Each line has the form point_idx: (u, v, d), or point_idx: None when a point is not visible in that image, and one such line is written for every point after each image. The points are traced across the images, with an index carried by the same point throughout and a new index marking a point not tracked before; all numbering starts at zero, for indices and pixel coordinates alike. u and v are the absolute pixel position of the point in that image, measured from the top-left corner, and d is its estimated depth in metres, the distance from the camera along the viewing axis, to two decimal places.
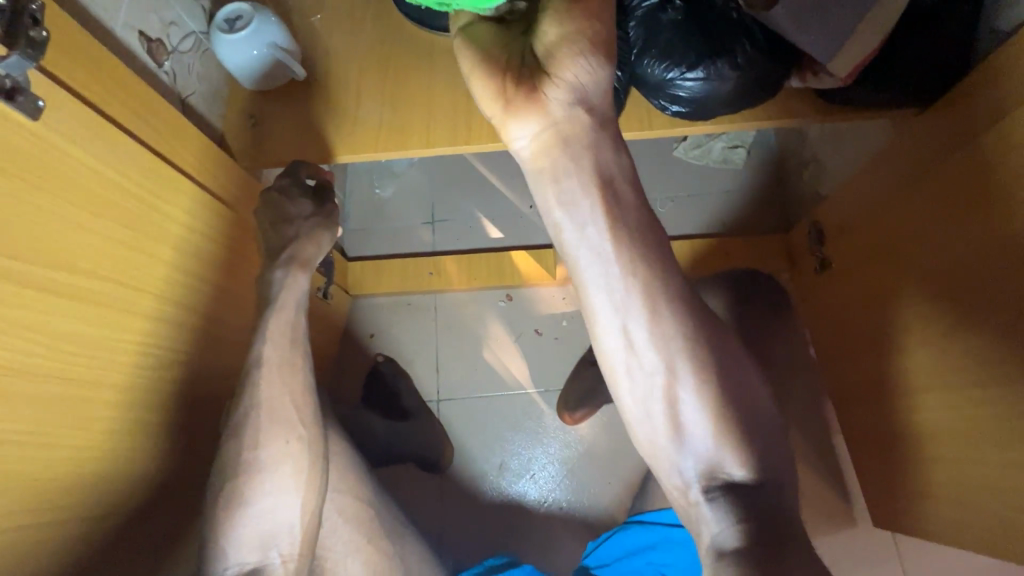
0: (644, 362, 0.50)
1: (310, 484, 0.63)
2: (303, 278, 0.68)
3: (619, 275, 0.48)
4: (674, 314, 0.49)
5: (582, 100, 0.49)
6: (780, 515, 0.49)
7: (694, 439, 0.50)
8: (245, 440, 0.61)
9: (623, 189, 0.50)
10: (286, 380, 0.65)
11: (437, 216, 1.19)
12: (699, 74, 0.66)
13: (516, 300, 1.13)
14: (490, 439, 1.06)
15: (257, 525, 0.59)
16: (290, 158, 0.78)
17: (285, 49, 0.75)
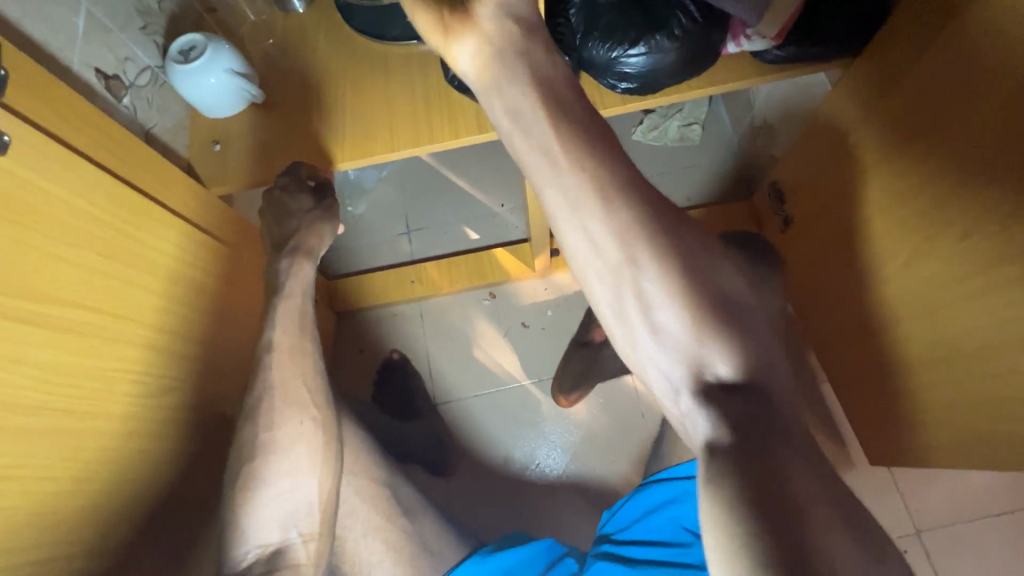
0: (608, 256, 0.45)
1: (325, 464, 0.65)
2: (308, 267, 0.71)
3: (569, 166, 0.44)
4: (632, 204, 0.44)
5: (511, 13, 0.49)
6: (773, 409, 0.43)
7: (668, 327, 0.44)
8: (262, 421, 0.63)
9: (564, 96, 0.47)
10: (298, 363, 0.67)
11: (412, 225, 1.21)
12: (642, 50, 0.70)
13: (499, 297, 1.15)
14: (495, 426, 1.08)
15: (276, 505, 0.61)
16: (257, 179, 0.79)
17: (241, 75, 0.77)
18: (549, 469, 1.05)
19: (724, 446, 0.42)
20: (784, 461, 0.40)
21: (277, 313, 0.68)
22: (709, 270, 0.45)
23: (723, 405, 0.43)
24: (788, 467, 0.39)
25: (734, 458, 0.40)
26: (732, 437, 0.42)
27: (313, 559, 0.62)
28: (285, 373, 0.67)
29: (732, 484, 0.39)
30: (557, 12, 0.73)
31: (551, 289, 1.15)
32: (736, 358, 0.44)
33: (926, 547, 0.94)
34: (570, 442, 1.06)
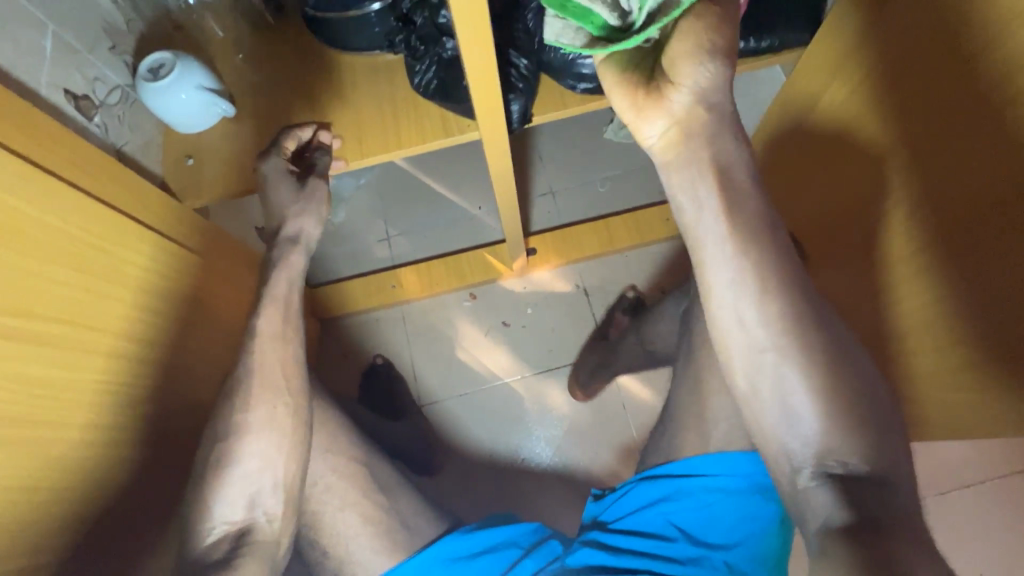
0: (755, 338, 0.47)
1: (298, 447, 0.64)
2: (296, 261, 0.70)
3: (732, 252, 0.47)
4: (791, 296, 0.46)
5: (701, 99, 0.49)
6: (900, 505, 0.44)
7: (802, 416, 0.46)
8: (239, 400, 0.61)
9: (739, 185, 0.48)
10: (279, 350, 0.65)
11: (391, 231, 1.23)
12: None
13: (480, 297, 1.17)
14: (482, 421, 1.10)
15: (241, 484, 0.60)
16: (230, 191, 0.81)
17: (211, 90, 0.79)
18: (534, 460, 1.07)
19: (848, 528, 0.44)
20: (904, 553, 0.41)
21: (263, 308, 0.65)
22: (855, 380, 0.46)
23: (848, 492, 0.45)
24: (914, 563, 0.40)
25: (858, 542, 0.43)
26: (852, 519, 0.44)
27: (275, 538, 0.61)
28: (268, 358, 0.64)
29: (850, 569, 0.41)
30: (516, 18, 0.75)
31: (531, 287, 1.17)
32: (861, 455, 0.45)
33: None
34: (556, 434, 1.08)
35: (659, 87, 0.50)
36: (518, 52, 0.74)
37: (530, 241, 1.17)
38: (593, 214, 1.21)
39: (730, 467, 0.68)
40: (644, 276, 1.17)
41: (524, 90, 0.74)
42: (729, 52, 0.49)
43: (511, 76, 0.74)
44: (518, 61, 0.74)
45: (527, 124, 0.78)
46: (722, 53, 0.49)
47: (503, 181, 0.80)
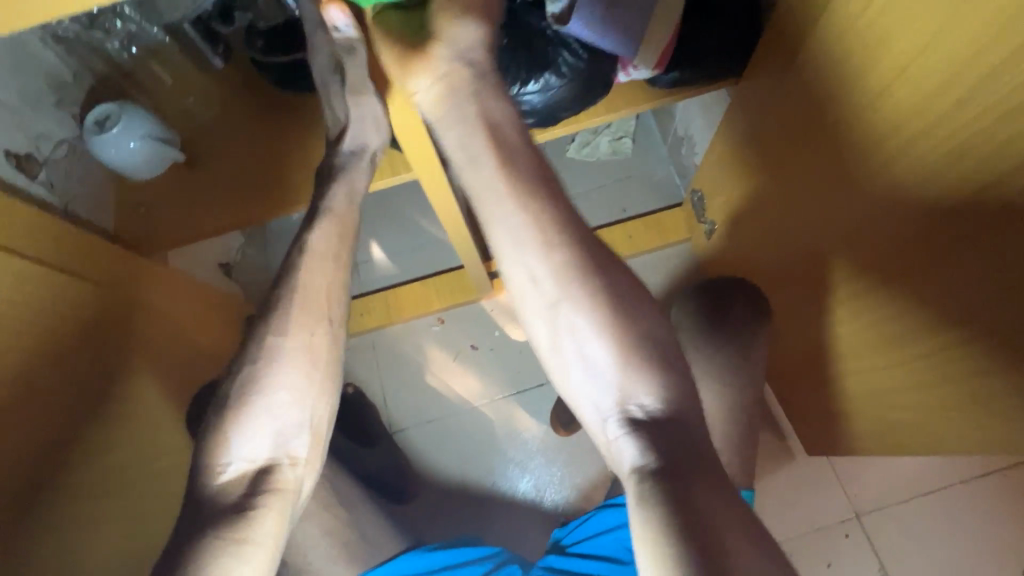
0: (546, 290, 0.54)
1: (330, 384, 0.62)
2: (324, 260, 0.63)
3: (517, 219, 0.54)
4: (569, 245, 0.53)
5: (462, 59, 0.55)
6: (692, 441, 0.50)
7: (597, 359, 0.53)
8: (279, 325, 0.59)
9: (508, 142, 0.56)
10: (320, 292, 0.62)
11: (358, 259, 1.23)
12: (536, 87, 0.73)
13: (448, 321, 1.19)
14: (455, 445, 1.11)
15: (267, 418, 0.57)
16: (181, 239, 0.82)
17: (159, 139, 0.79)
18: (507, 484, 1.08)
19: (651, 470, 0.48)
20: (697, 492, 0.46)
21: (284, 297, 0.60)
22: (630, 312, 0.53)
23: (646, 429, 0.50)
24: (701, 499, 0.46)
25: (660, 484, 0.47)
26: (659, 462, 0.48)
27: (298, 484, 0.58)
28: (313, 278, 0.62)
29: (658, 512, 0.45)
30: None
31: (498, 310, 1.18)
32: (659, 398, 0.51)
33: (866, 531, 0.96)
34: (528, 457, 1.09)
35: (422, 43, 0.54)
36: None
37: (493, 264, 1.16)
38: None
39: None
40: None
41: None
42: (488, 21, 0.57)
43: None
44: None
45: (472, 160, 0.79)
46: (482, 18, 0.57)
47: (452, 216, 0.81)
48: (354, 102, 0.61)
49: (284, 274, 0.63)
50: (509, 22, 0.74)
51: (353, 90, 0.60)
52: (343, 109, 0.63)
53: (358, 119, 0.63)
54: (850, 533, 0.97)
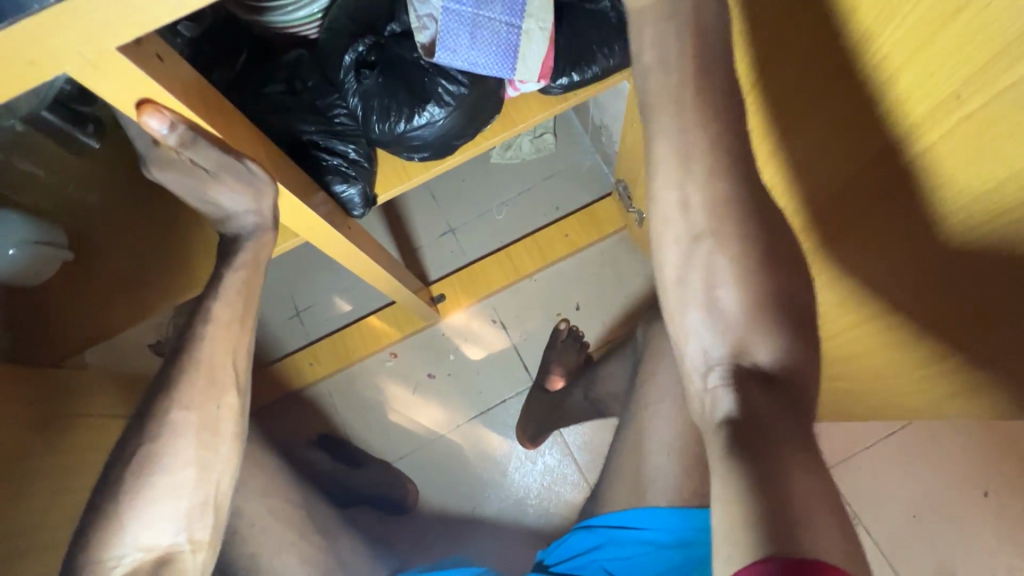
0: (692, 226, 0.44)
1: (238, 460, 0.52)
2: (222, 346, 0.50)
3: (699, 118, 0.43)
4: (730, 183, 0.43)
5: (185, 141, 0.43)
6: (804, 415, 0.39)
7: (722, 310, 0.43)
8: (180, 393, 0.49)
9: (720, 50, 0.44)
10: (233, 344, 0.51)
11: (299, 306, 1.19)
12: (422, 120, 0.69)
13: (401, 354, 1.16)
14: (426, 476, 1.09)
15: (167, 500, 0.47)
16: (81, 339, 0.78)
17: (39, 242, 0.74)
18: (483, 507, 1.07)
19: (739, 425, 0.39)
20: (789, 461, 0.36)
21: (192, 363, 0.49)
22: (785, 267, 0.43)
23: (748, 388, 0.40)
24: (792, 467, 0.36)
25: (745, 438, 0.38)
26: (750, 418, 0.39)
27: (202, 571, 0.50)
28: (217, 352, 0.50)
29: (741, 477, 0.36)
30: (334, 102, 0.72)
31: (450, 333, 1.16)
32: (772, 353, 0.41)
33: (837, 484, 0.99)
34: (501, 476, 1.08)
35: None
36: (342, 139, 0.72)
37: (435, 288, 1.16)
38: (497, 245, 1.20)
39: (661, 521, 0.67)
40: (556, 296, 1.17)
41: (358, 175, 0.72)
42: (200, 92, 0.43)
43: (338, 165, 0.71)
44: (344, 149, 0.72)
45: (374, 205, 0.75)
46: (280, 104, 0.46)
47: (362, 265, 0.78)
48: (228, 189, 0.48)
49: (180, 349, 0.50)
50: (382, 58, 0.71)
51: (219, 175, 0.47)
52: (217, 205, 0.50)
53: (240, 209, 0.50)
54: None
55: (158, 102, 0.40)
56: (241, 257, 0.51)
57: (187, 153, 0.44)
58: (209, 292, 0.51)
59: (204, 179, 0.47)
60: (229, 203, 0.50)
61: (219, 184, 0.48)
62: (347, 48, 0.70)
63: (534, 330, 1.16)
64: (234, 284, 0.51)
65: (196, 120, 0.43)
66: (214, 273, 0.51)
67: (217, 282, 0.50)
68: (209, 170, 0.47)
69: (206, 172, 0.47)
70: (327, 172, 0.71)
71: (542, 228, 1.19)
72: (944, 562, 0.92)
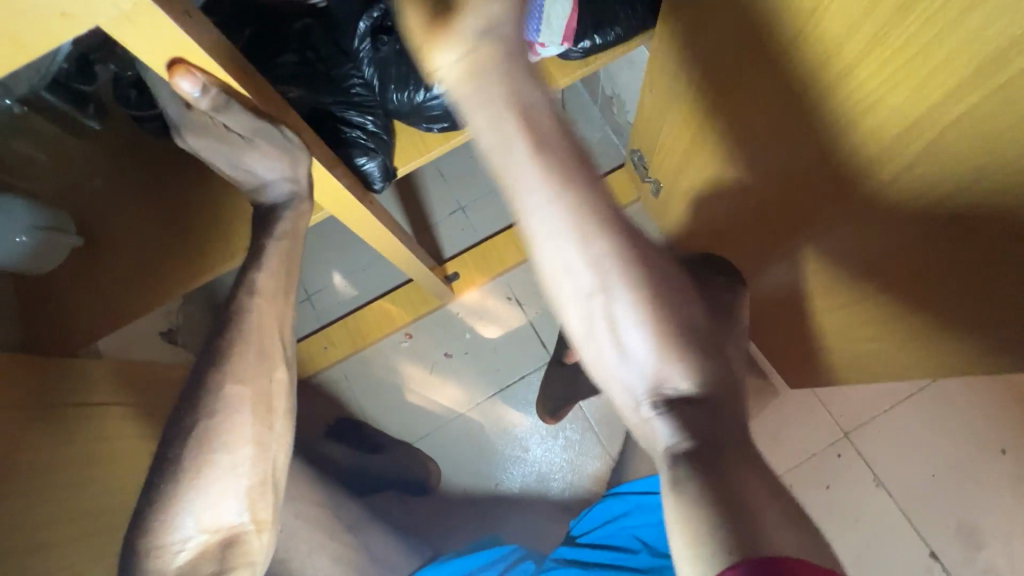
0: (580, 284, 0.39)
1: (290, 434, 0.51)
2: (268, 322, 0.49)
3: (552, 182, 0.37)
4: (610, 227, 0.39)
5: (218, 102, 0.41)
6: (731, 421, 0.42)
7: (636, 353, 0.41)
8: (234, 367, 0.47)
9: (540, 117, 0.37)
10: (277, 319, 0.49)
11: (312, 290, 1.17)
12: (440, 90, 0.67)
13: (416, 334, 1.14)
14: (451, 454, 1.09)
15: (229, 478, 0.46)
16: (100, 326, 0.76)
17: (49, 228, 0.71)
18: (509, 482, 1.07)
19: (688, 455, 0.40)
20: (735, 475, 0.39)
21: (237, 340, 0.47)
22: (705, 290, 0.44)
23: (680, 417, 0.41)
24: (746, 486, 0.39)
25: (694, 467, 0.40)
26: (694, 445, 0.41)
27: (268, 545, 0.49)
28: (263, 326, 0.48)
29: (697, 505, 0.38)
30: (349, 72, 0.70)
31: (466, 312, 1.15)
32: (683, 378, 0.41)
33: (857, 446, 1.00)
34: (524, 451, 1.08)
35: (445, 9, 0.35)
36: (359, 111, 0.69)
37: (449, 266, 1.15)
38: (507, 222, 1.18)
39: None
40: None
41: (378, 147, 0.69)
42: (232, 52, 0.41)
43: (358, 137, 0.69)
44: (362, 120, 0.69)
45: (393, 178, 0.73)
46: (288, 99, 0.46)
47: (387, 239, 0.76)
48: (263, 157, 0.46)
49: (224, 326, 0.48)
50: (397, 25, 0.68)
51: (254, 142, 0.45)
52: (251, 173, 0.48)
53: (275, 177, 0.48)
54: (842, 453, 1.00)
55: (191, 63, 0.38)
56: (281, 227, 0.49)
57: (221, 118, 0.42)
58: (249, 264, 0.49)
59: (239, 147, 0.45)
60: (264, 172, 0.48)
61: (253, 150, 0.46)
62: (361, 14, 0.66)
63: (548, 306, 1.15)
64: (275, 253, 0.49)
65: (229, 82, 0.41)
66: (253, 244, 0.49)
67: (258, 252, 0.48)
68: (244, 137, 0.45)
69: (239, 138, 0.45)
70: (347, 145, 0.68)
71: None
72: (964, 518, 0.94)
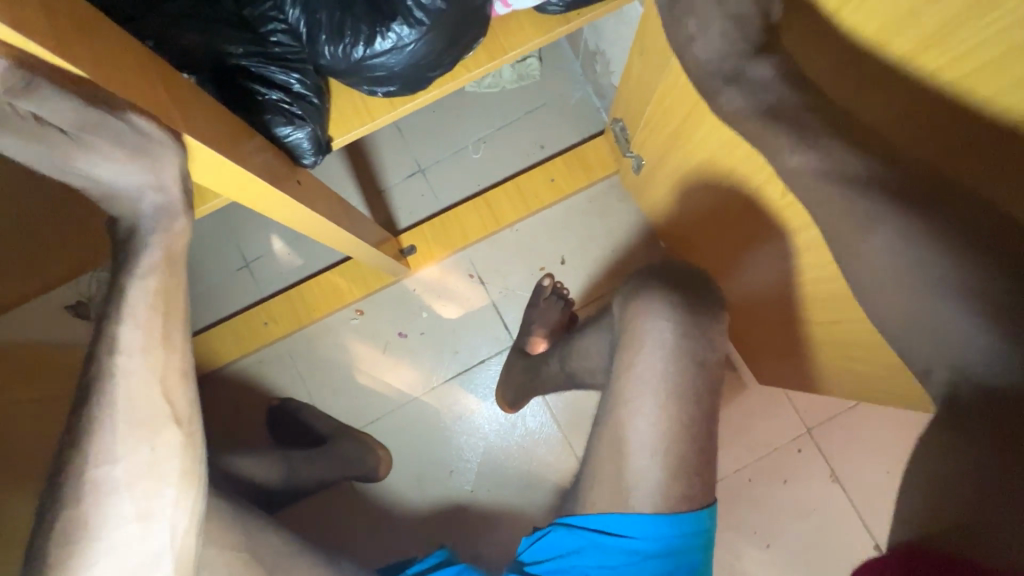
0: None
1: (194, 498, 0.39)
2: (147, 376, 0.37)
3: None
4: None
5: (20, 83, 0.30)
6: None
7: None
8: (98, 443, 0.36)
9: None
10: (158, 373, 0.37)
11: (248, 258, 1.05)
12: (384, 48, 0.54)
13: (368, 311, 1.05)
14: (402, 443, 1.03)
15: (113, 566, 0.36)
16: None
17: None
18: (461, 472, 1.02)
19: None
20: None
21: (104, 406, 0.36)
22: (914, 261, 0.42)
23: None
24: None
25: None
26: None
27: None
28: (134, 385, 0.36)
29: None
30: (268, 13, 0.56)
31: (422, 289, 1.05)
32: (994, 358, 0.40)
33: (818, 443, 0.99)
34: (481, 440, 1.03)
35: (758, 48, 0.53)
36: (281, 66, 0.55)
37: (404, 239, 1.03)
38: (474, 189, 1.07)
39: (649, 529, 0.59)
40: (538, 250, 1.06)
41: (306, 114, 0.56)
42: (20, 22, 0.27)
43: (280, 100, 0.55)
44: (286, 78, 0.56)
45: (329, 152, 0.60)
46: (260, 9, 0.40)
47: (323, 227, 0.65)
48: (104, 161, 0.35)
49: (88, 388, 0.36)
50: None
51: (88, 142, 0.33)
52: (92, 179, 0.35)
53: (131, 183, 0.36)
54: (803, 448, 0.99)
55: None
56: (148, 258, 0.37)
57: (26, 107, 0.30)
58: (109, 309, 0.37)
59: (62, 145, 0.33)
60: (111, 179, 0.36)
61: (88, 151, 0.34)
62: None
63: (513, 286, 1.06)
64: (146, 293, 0.37)
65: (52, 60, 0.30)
66: (112, 279, 0.37)
67: (121, 294, 0.36)
68: (69, 133, 0.33)
69: (63, 135, 0.33)
70: (266, 111, 0.55)
71: (523, 171, 1.07)
72: None
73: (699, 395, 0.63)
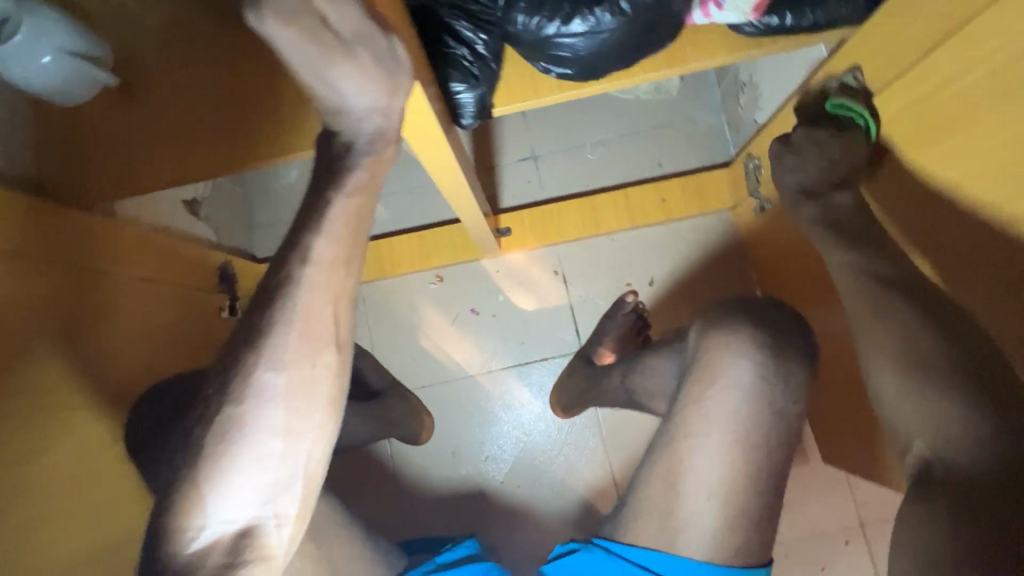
0: None
1: (334, 425, 0.40)
2: (322, 293, 0.38)
3: None
4: None
5: None
6: None
7: None
8: (271, 350, 0.37)
9: None
10: (331, 294, 0.38)
11: None
12: (579, 29, 0.53)
13: (447, 279, 1.05)
14: (451, 418, 1.03)
15: (256, 471, 0.37)
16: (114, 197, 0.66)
17: (80, 56, 0.58)
18: (496, 460, 1.01)
19: None
20: None
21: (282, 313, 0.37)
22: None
23: None
24: None
25: None
26: None
27: (287, 547, 0.39)
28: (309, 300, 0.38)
29: None
30: None
31: (504, 272, 1.05)
32: None
33: (868, 539, 0.93)
34: (525, 434, 1.02)
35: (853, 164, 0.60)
36: (473, 24, 0.56)
37: (503, 219, 1.03)
38: (580, 188, 1.06)
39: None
40: (630, 264, 1.04)
41: (482, 76, 0.57)
42: None
43: (463, 56, 0.56)
44: (473, 36, 0.56)
45: (488, 118, 0.60)
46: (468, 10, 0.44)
47: (458, 186, 0.65)
48: (354, 72, 0.37)
49: (268, 293, 0.38)
50: None
51: (352, 49, 0.37)
52: (334, 93, 0.38)
53: (365, 103, 0.38)
54: (851, 540, 0.94)
55: None
56: (354, 179, 0.39)
57: None
58: (305, 222, 0.38)
59: (331, 48, 0.36)
60: (348, 95, 0.38)
61: (348, 59, 0.37)
62: None
63: (595, 293, 1.04)
64: (342, 214, 0.38)
65: None
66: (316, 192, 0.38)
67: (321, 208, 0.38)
68: (342, 39, 0.36)
69: (336, 39, 0.36)
70: (447, 64, 0.56)
71: (634, 184, 1.04)
72: None
73: (774, 452, 0.60)
